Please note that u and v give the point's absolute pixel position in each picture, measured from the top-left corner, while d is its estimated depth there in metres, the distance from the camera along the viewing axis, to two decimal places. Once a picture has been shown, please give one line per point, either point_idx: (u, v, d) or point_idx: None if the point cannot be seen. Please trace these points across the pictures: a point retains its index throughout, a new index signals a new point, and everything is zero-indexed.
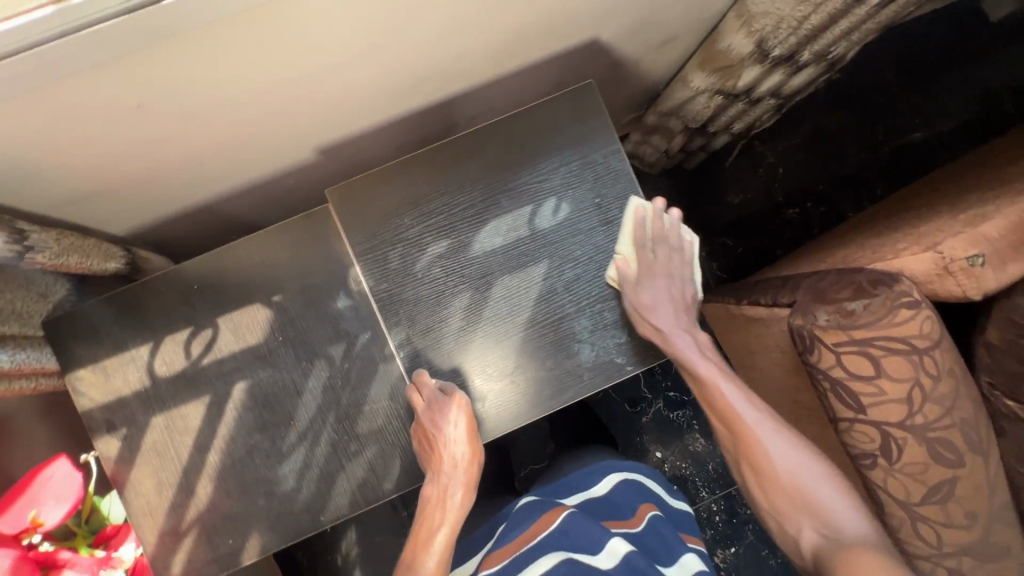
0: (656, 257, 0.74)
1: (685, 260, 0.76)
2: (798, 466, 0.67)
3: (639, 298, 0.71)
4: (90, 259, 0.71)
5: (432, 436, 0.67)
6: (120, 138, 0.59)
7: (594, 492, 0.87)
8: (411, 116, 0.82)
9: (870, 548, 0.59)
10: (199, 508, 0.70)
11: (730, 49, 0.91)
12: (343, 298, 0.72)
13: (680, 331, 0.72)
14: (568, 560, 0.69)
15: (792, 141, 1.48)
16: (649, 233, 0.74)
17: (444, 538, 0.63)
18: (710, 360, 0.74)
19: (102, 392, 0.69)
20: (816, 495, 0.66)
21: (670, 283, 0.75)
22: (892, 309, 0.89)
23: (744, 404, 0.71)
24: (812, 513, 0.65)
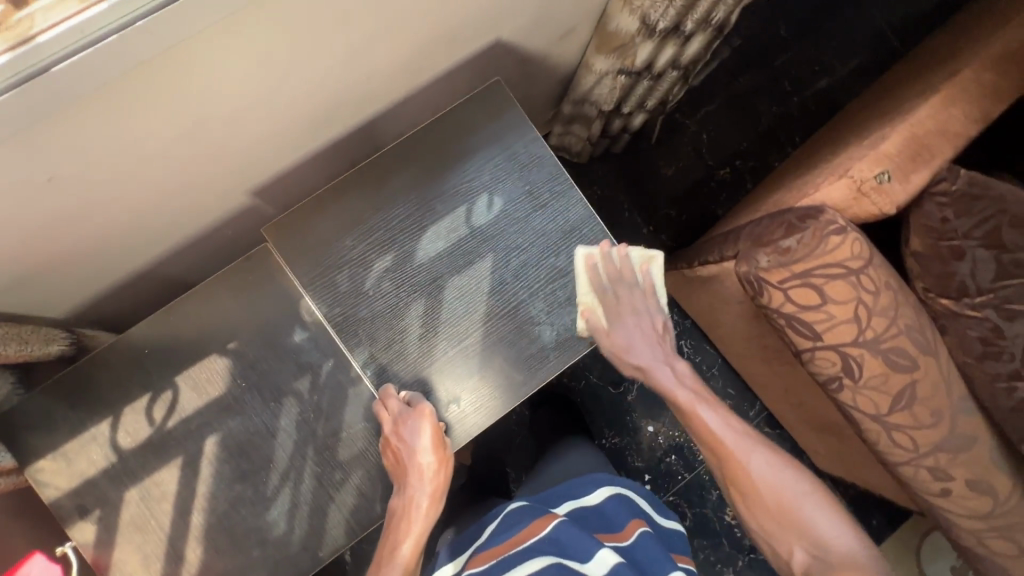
0: (619, 298, 0.77)
1: (648, 292, 0.79)
2: (784, 485, 0.68)
3: (614, 341, 0.77)
4: (30, 345, 0.69)
5: (402, 449, 0.68)
6: (39, 216, 0.58)
7: (586, 501, 0.88)
8: (334, 146, 0.84)
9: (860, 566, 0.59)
10: (192, 573, 0.68)
11: (619, 28, 0.97)
12: (298, 331, 0.72)
13: (659, 362, 0.78)
14: (557, 563, 0.71)
15: (707, 107, 1.56)
16: (606, 278, 0.76)
17: (408, 554, 0.65)
18: (689, 388, 0.76)
19: (68, 477, 0.67)
20: (802, 512, 0.66)
21: (641, 321, 0.78)
22: (822, 238, 0.94)
23: (727, 427, 0.72)
24: (800, 532, 0.65)
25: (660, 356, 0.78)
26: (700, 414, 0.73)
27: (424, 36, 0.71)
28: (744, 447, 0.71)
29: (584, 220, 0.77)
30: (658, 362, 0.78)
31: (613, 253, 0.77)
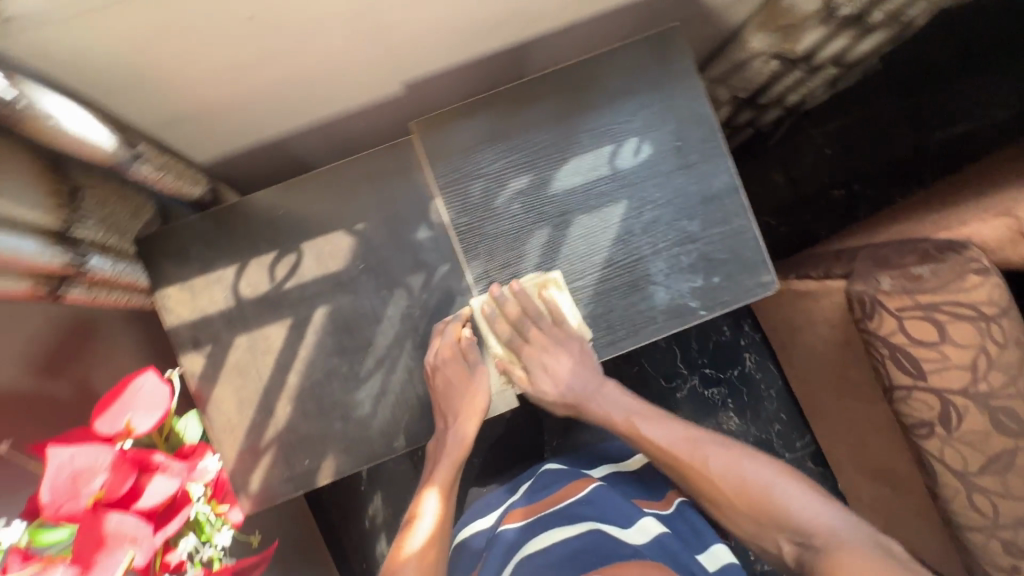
0: (530, 339, 0.71)
1: (557, 324, 0.72)
2: (744, 475, 0.64)
3: (541, 384, 0.72)
4: (182, 182, 0.72)
5: (445, 384, 0.69)
6: (224, 53, 0.60)
7: (626, 466, 0.83)
8: (485, 61, 0.84)
9: (841, 541, 0.56)
10: (278, 428, 0.72)
11: (795, 7, 0.87)
12: (423, 229, 0.73)
13: (590, 394, 0.73)
14: (595, 529, 0.66)
15: (842, 119, 1.44)
16: (506, 320, 0.71)
17: (448, 468, 0.69)
18: (626, 407, 0.73)
19: (189, 308, 0.71)
20: (769, 496, 0.62)
21: (559, 360, 0.71)
22: (961, 273, 0.88)
23: (670, 431, 0.70)
24: (777, 521, 0.61)
25: (592, 389, 0.73)
26: (643, 429, 0.70)
27: None
28: (695, 449, 0.68)
29: (727, 190, 0.74)
30: (591, 391, 0.73)
31: (502, 295, 0.70)
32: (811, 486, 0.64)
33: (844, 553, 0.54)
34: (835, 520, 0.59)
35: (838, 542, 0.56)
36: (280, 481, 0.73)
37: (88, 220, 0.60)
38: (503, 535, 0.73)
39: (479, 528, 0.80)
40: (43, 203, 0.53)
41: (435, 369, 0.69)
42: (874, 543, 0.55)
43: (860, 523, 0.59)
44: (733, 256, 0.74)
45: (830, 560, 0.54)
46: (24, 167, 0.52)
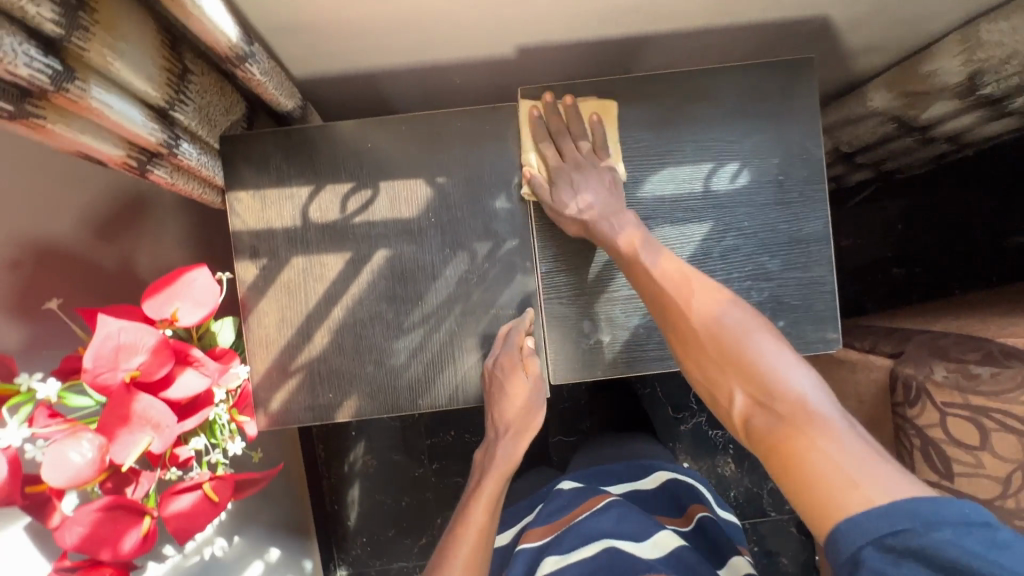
0: (566, 152, 0.70)
1: (597, 146, 0.71)
2: (729, 322, 0.57)
3: (557, 195, 0.68)
4: (279, 92, 0.70)
5: (497, 384, 0.69)
6: None
7: (640, 486, 0.90)
8: (601, 46, 0.83)
9: (805, 413, 0.48)
10: (311, 356, 0.72)
11: (935, 73, 0.84)
12: (502, 199, 0.71)
13: (606, 214, 0.67)
14: (610, 548, 0.72)
15: (926, 198, 1.37)
16: (545, 128, 0.71)
17: (494, 483, 0.67)
18: (634, 232, 0.67)
19: (257, 218, 0.71)
20: (745, 348, 0.55)
21: (586, 175, 0.69)
22: (1022, 385, 0.80)
23: (665, 269, 0.63)
24: (742, 373, 0.54)
25: (608, 212, 0.67)
26: (642, 261, 0.64)
27: None
28: (689, 287, 0.61)
29: (817, 238, 0.72)
30: (604, 211, 0.67)
31: (556, 104, 0.71)
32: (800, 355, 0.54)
33: (810, 454, 0.45)
34: (810, 391, 0.50)
35: (807, 417, 0.48)
36: (299, 407, 0.73)
37: (187, 105, 0.60)
38: (522, 553, 0.80)
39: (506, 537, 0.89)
40: (155, 76, 0.52)
41: (492, 375, 0.69)
42: (847, 427, 0.47)
43: (837, 402, 0.50)
44: (806, 307, 0.72)
45: (788, 433, 0.47)
46: (146, 37, 0.50)
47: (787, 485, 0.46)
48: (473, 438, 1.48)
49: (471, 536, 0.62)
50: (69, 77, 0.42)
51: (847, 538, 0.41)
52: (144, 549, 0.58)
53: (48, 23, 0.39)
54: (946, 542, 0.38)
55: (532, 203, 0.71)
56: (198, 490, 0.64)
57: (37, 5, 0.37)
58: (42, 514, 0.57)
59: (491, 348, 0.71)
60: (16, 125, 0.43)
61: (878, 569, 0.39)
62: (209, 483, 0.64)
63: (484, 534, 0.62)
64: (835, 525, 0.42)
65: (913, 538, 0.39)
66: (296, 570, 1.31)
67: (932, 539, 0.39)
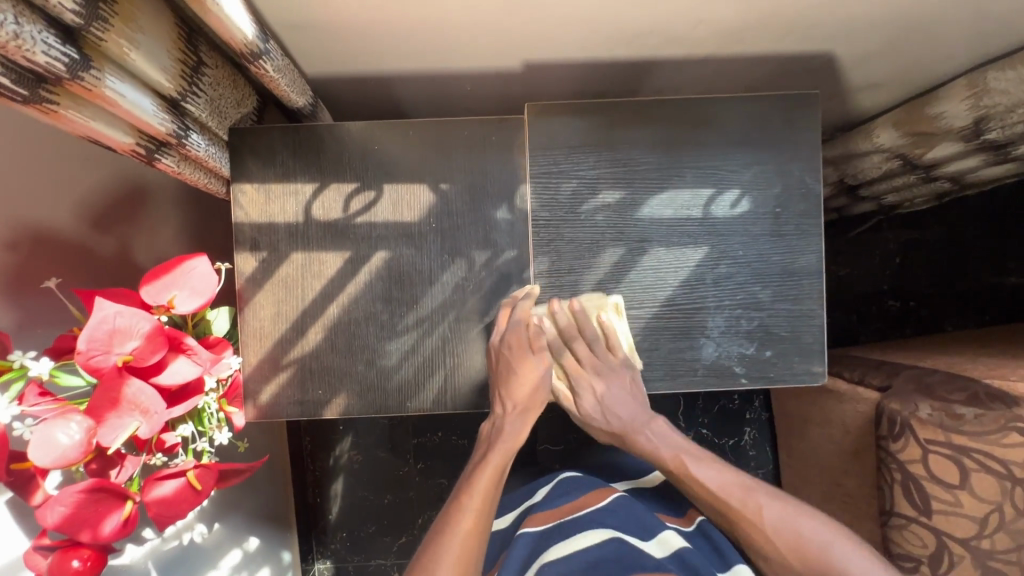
0: (581, 358, 0.73)
1: (608, 347, 0.72)
2: (802, 532, 0.63)
3: (591, 408, 0.74)
4: (291, 89, 0.71)
5: (506, 359, 0.68)
6: None
7: (644, 482, 0.93)
8: (611, 67, 0.84)
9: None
10: (303, 351, 0.72)
11: (941, 116, 0.86)
12: (503, 209, 0.72)
13: (639, 425, 0.73)
14: (617, 539, 0.75)
15: (925, 234, 1.38)
16: (558, 335, 0.72)
17: (499, 457, 0.64)
18: (674, 443, 0.72)
19: (259, 212, 0.72)
20: (834, 556, 0.61)
21: (610, 384, 0.73)
22: (1003, 427, 0.83)
23: (720, 477, 0.69)
24: (826, 574, 0.61)
25: (641, 422, 0.73)
26: (692, 468, 0.69)
27: (786, 4, 0.69)
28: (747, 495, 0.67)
29: (809, 271, 0.74)
30: (641, 425, 0.73)
31: (561, 314, 0.71)
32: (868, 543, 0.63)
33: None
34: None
35: None
36: (288, 401, 0.73)
37: (199, 97, 0.60)
38: (521, 537, 0.79)
39: (500, 524, 0.89)
40: (169, 68, 0.53)
41: (499, 353, 0.69)
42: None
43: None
44: (793, 337, 0.74)
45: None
46: (165, 30, 0.51)
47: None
48: (459, 441, 1.49)
49: (467, 508, 0.59)
50: (85, 66, 0.43)
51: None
52: (123, 533, 0.58)
53: (69, 12, 0.39)
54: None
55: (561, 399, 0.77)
56: (182, 477, 0.65)
57: None
58: (24, 490, 0.57)
59: (496, 326, 0.70)
60: (29, 109, 0.43)
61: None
62: (193, 470, 0.65)
63: (485, 506, 0.59)
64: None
65: None
66: (273, 561, 1.31)
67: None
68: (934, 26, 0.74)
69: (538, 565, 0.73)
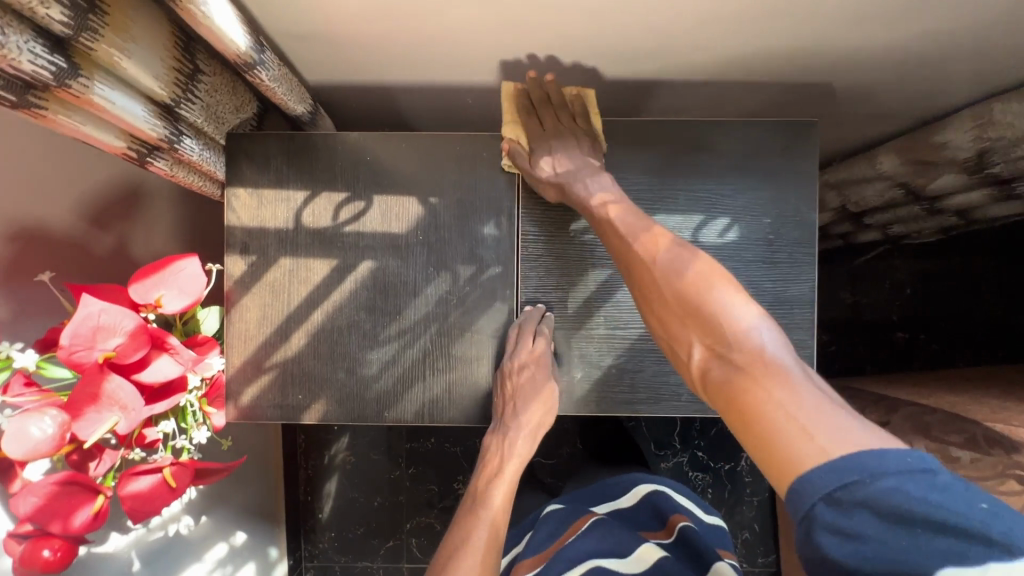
0: (545, 118, 0.73)
1: (576, 117, 0.72)
2: (692, 275, 0.57)
3: (535, 160, 0.70)
4: (289, 96, 0.72)
5: (517, 393, 0.68)
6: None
7: (622, 502, 0.94)
8: (611, 86, 0.85)
9: (762, 362, 0.49)
10: (286, 356, 0.73)
11: (945, 145, 0.86)
12: (490, 225, 0.72)
13: (574, 175, 0.68)
14: (596, 566, 0.75)
15: (937, 266, 1.35)
16: (530, 101, 0.73)
17: (510, 478, 0.66)
18: (605, 193, 0.67)
19: (251, 216, 0.73)
20: (707, 298, 0.55)
21: (566, 146, 0.70)
22: (999, 474, 0.79)
23: (634, 223, 0.64)
24: (700, 325, 0.54)
25: (581, 174, 0.68)
26: (610, 215, 0.65)
27: (786, 31, 0.68)
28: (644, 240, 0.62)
29: (801, 302, 0.72)
30: (578, 175, 0.68)
31: (541, 79, 0.72)
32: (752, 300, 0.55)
33: (773, 410, 0.45)
34: (769, 341, 0.50)
35: (764, 367, 0.48)
36: (268, 404, 0.74)
37: (195, 103, 0.61)
38: None
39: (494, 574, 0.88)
40: (163, 75, 0.54)
41: (512, 373, 0.68)
42: (816, 388, 0.46)
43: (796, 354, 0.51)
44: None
45: (749, 387, 0.48)
46: (160, 40, 0.53)
47: (760, 456, 0.45)
48: (452, 448, 1.49)
49: (478, 548, 0.58)
50: (73, 74, 0.44)
51: (803, 493, 0.40)
52: (93, 525, 0.60)
53: (57, 24, 0.41)
54: (891, 490, 0.38)
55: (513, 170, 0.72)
56: (158, 473, 0.65)
57: (45, 8, 0.39)
58: (4, 478, 0.59)
59: (509, 348, 0.70)
60: (20, 113, 0.45)
61: (831, 525, 0.39)
62: (169, 468, 0.66)
63: (496, 537, 0.60)
64: (795, 480, 0.41)
65: (860, 489, 0.38)
66: (259, 557, 1.32)
67: (876, 489, 0.38)
68: (942, 58, 0.72)
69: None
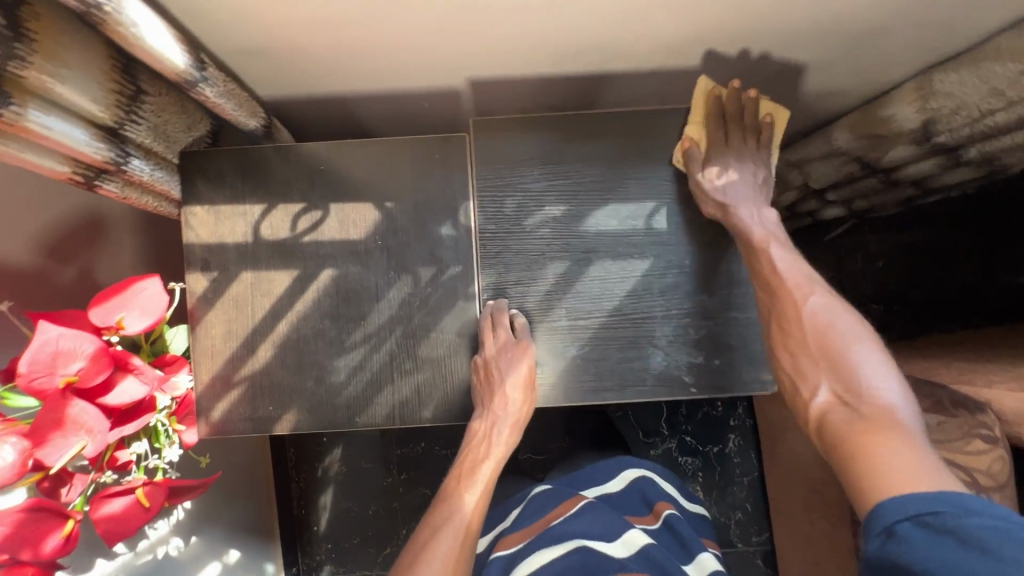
0: (732, 135, 0.72)
1: (753, 136, 0.73)
2: (840, 326, 0.61)
3: (710, 176, 0.71)
4: (240, 112, 0.72)
5: (501, 375, 0.69)
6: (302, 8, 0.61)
7: (610, 487, 0.92)
8: (564, 82, 0.86)
9: (890, 417, 0.52)
10: (254, 369, 0.74)
11: (892, 118, 0.89)
12: (447, 225, 0.73)
13: (745, 203, 0.70)
14: (582, 546, 0.75)
15: (903, 238, 1.37)
16: (724, 111, 0.71)
17: (490, 471, 0.68)
18: (768, 229, 0.69)
19: (210, 233, 0.74)
20: (849, 352, 0.59)
21: (744, 166, 0.72)
22: (966, 434, 0.81)
23: (795, 266, 0.67)
24: (838, 372, 0.58)
25: (749, 204, 0.70)
26: (772, 250, 0.67)
27: (719, 18, 0.69)
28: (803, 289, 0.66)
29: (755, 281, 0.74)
30: (748, 204, 0.71)
31: (741, 93, 0.70)
32: (894, 369, 0.59)
33: (884, 453, 0.49)
34: (899, 404, 0.54)
35: (889, 421, 0.52)
36: (238, 418, 0.74)
37: (140, 124, 0.62)
38: (493, 562, 0.78)
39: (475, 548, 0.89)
40: (102, 99, 0.55)
41: (490, 366, 0.69)
42: (925, 448, 0.50)
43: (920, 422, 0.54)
44: (740, 347, 0.74)
45: (868, 431, 0.51)
46: (98, 64, 0.53)
47: (856, 487, 0.49)
48: (442, 451, 1.49)
49: (458, 531, 0.62)
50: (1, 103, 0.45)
51: (887, 510, 0.45)
52: (64, 549, 0.60)
53: None
54: (982, 527, 0.41)
55: (681, 169, 0.73)
56: (131, 494, 0.66)
57: None
58: None
59: (483, 342, 0.70)
60: None
61: (910, 539, 0.43)
62: (142, 488, 0.66)
63: (475, 521, 0.64)
64: (876, 505, 0.46)
65: (949, 519, 0.42)
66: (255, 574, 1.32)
67: (968, 522, 0.41)
68: (875, 33, 0.74)
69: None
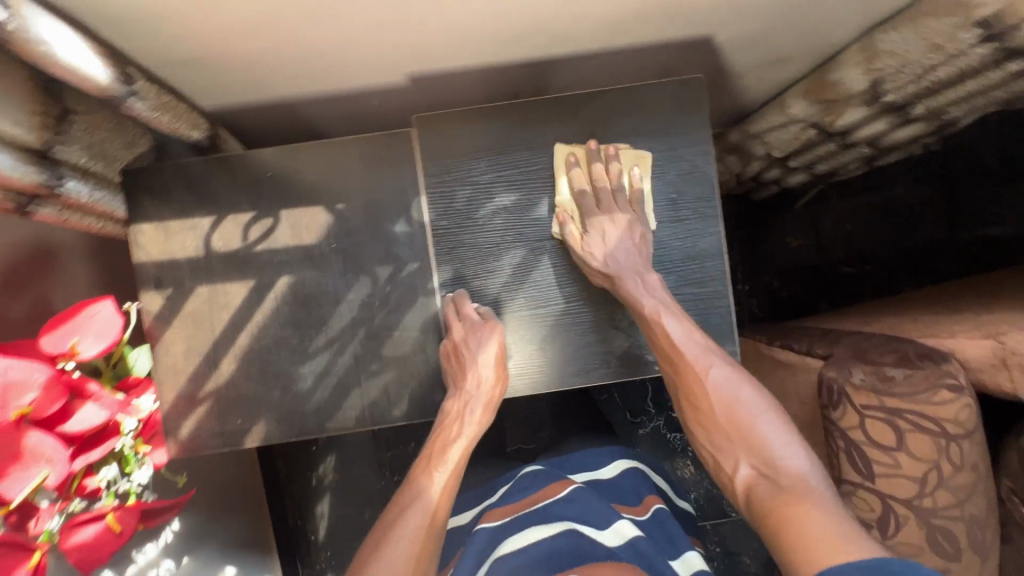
0: (598, 199, 0.72)
1: (620, 198, 0.72)
2: (741, 400, 0.67)
3: (586, 246, 0.70)
4: (179, 124, 0.71)
5: (469, 354, 0.68)
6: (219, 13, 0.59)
7: (602, 474, 0.93)
8: (511, 69, 0.85)
9: (805, 490, 0.58)
10: (218, 383, 0.74)
11: (841, 82, 0.90)
12: (401, 223, 0.73)
13: (630, 268, 0.70)
14: (571, 530, 0.74)
15: (869, 198, 1.38)
16: (586, 177, 0.72)
17: (462, 453, 0.67)
18: (657, 296, 0.69)
19: (160, 250, 0.72)
20: (754, 426, 0.65)
21: (620, 230, 0.71)
22: (932, 385, 0.80)
23: (688, 336, 0.68)
24: (751, 448, 0.64)
25: (633, 266, 0.70)
26: (665, 321, 0.68)
27: None
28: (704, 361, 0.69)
29: (714, 253, 0.74)
30: (629, 269, 0.70)
31: (596, 151, 0.72)
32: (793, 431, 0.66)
33: (807, 525, 0.53)
34: (809, 472, 0.61)
35: (805, 494, 0.57)
36: (208, 434, 0.74)
37: (72, 144, 0.60)
38: (478, 532, 0.80)
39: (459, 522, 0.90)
40: (26, 121, 0.53)
41: (460, 350, 0.69)
42: (840, 513, 0.55)
43: (828, 481, 0.61)
44: (702, 319, 0.75)
45: (790, 506, 0.56)
46: (18, 86, 0.52)
47: (785, 564, 0.52)
48: None
49: (426, 511, 0.62)
50: None
51: None
52: None
53: None
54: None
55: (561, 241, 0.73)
56: (102, 520, 0.65)
57: None
58: None
59: (449, 327, 0.70)
60: None
61: None
62: (113, 513, 0.65)
63: (444, 502, 0.63)
64: None
65: None
66: None
67: None
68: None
69: (492, 560, 0.72)
